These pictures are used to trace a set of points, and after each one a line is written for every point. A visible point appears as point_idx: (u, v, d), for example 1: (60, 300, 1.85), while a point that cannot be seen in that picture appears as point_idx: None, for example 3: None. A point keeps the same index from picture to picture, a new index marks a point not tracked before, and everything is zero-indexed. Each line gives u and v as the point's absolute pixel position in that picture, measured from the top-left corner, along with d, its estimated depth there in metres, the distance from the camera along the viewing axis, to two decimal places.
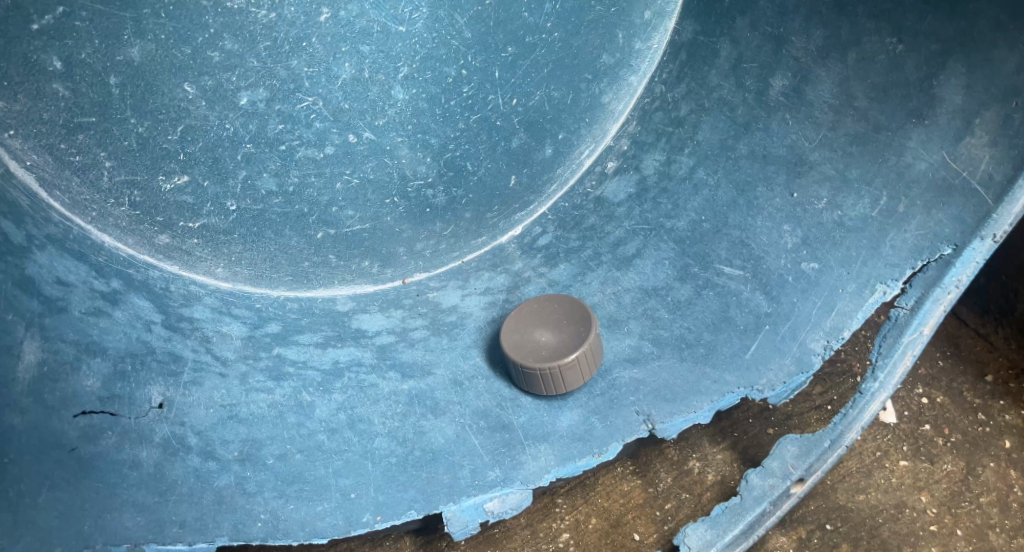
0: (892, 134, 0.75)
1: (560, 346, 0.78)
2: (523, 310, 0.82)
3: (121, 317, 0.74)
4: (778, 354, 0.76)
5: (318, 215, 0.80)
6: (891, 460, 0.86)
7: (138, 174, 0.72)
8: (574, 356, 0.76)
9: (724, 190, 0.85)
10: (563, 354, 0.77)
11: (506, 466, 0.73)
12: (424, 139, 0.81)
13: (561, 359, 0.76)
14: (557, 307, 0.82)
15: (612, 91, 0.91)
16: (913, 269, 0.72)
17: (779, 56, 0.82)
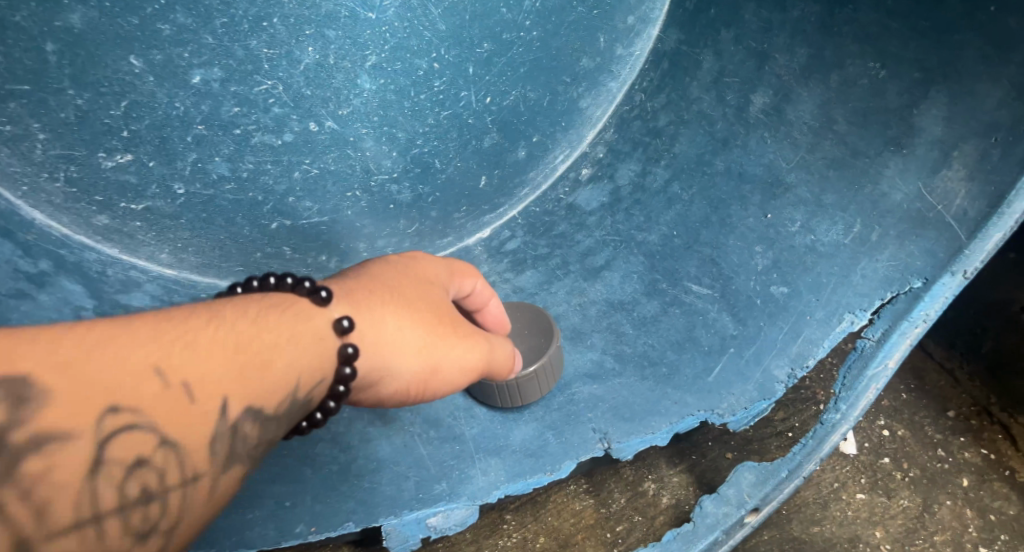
0: (870, 161, 0.72)
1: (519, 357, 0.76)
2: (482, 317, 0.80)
3: (48, 300, 0.69)
4: (740, 380, 0.74)
5: (274, 204, 0.76)
6: (848, 492, 0.84)
7: (76, 149, 0.67)
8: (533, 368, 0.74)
9: (698, 206, 0.84)
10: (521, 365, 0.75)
11: (453, 480, 0.72)
12: (390, 132, 0.77)
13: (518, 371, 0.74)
14: (517, 314, 0.80)
15: (591, 96, 0.88)
16: (881, 300, 0.69)
17: (761, 73, 0.80)
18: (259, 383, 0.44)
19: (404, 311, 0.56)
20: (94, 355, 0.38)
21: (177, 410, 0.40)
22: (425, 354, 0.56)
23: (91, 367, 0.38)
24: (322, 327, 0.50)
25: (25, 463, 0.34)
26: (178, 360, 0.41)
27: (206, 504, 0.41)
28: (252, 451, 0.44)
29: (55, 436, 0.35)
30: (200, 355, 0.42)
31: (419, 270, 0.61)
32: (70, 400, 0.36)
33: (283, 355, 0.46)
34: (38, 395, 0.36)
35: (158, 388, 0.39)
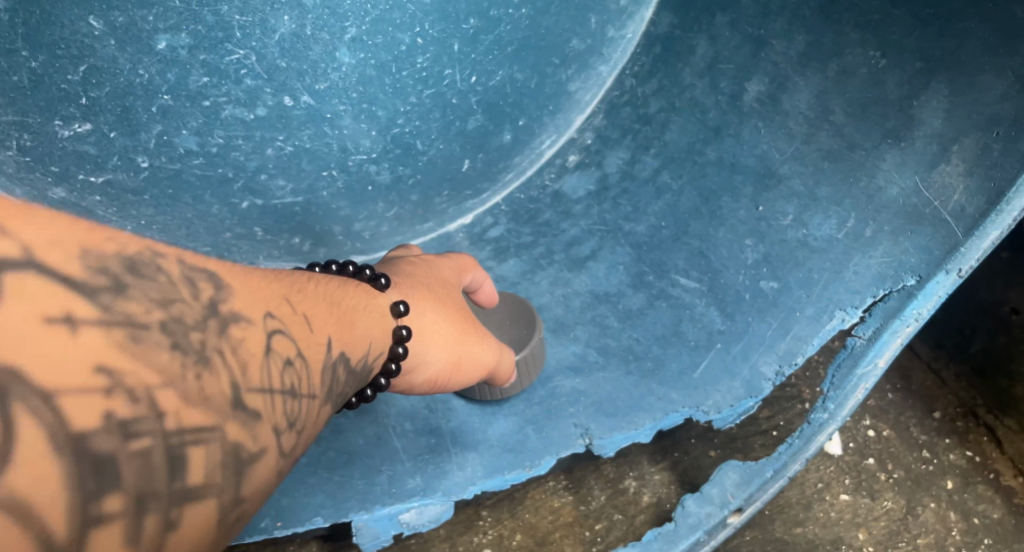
0: (866, 154, 0.70)
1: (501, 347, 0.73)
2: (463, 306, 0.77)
3: None
4: (727, 377, 0.72)
5: (245, 181, 0.72)
6: (832, 492, 0.82)
7: (29, 116, 0.62)
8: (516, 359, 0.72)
9: (688, 196, 0.81)
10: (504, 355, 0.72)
11: (428, 475, 0.69)
12: (370, 110, 0.74)
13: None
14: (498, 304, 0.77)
15: (580, 80, 0.86)
16: (874, 298, 0.67)
17: (757, 60, 0.77)
18: (351, 332, 0.44)
19: (438, 307, 0.59)
20: (242, 270, 0.35)
21: (308, 329, 0.37)
22: (454, 349, 0.58)
23: (246, 276, 0.35)
24: (382, 305, 0.51)
25: (230, 329, 0.31)
26: (294, 295, 0.39)
27: (316, 424, 0.37)
28: (338, 394, 0.41)
29: (244, 317, 0.32)
30: (305, 299, 0.40)
31: (441, 270, 0.63)
32: (244, 292, 0.33)
33: (358, 317, 0.46)
34: (225, 282, 0.32)
35: (293, 310, 0.37)
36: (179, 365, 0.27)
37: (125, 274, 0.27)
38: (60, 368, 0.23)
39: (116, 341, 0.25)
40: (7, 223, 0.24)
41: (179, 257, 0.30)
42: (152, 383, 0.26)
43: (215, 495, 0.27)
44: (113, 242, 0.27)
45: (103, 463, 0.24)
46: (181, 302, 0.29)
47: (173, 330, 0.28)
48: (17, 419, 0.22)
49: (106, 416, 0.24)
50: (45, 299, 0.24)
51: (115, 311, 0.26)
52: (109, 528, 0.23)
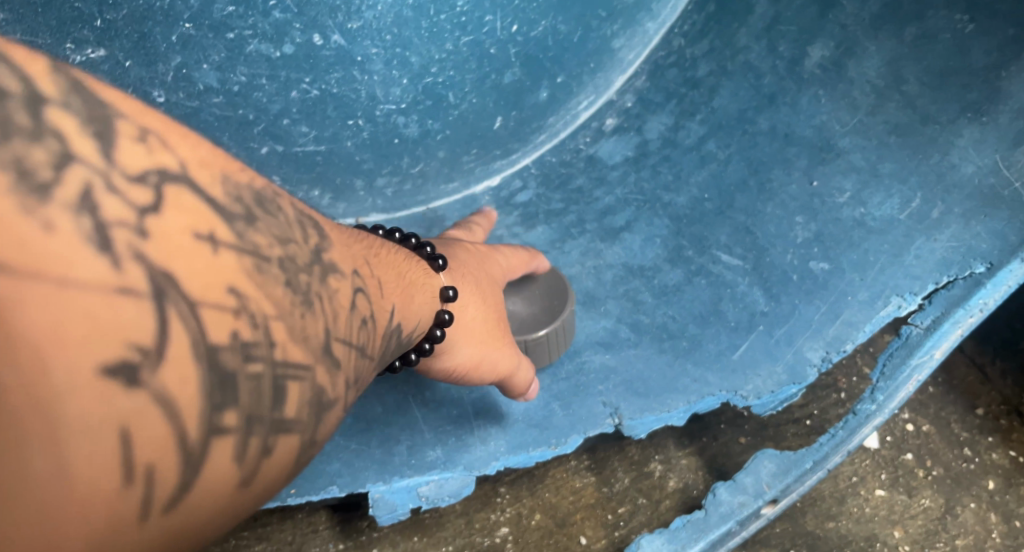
0: (941, 128, 0.65)
1: (529, 318, 0.69)
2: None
3: None
4: (769, 360, 0.67)
5: (265, 125, 0.67)
6: (867, 487, 0.78)
7: (39, 36, 0.57)
8: (546, 334, 0.67)
9: (735, 167, 0.76)
10: (532, 327, 0.68)
11: (450, 448, 0.66)
12: (402, 55, 0.68)
13: (528, 334, 0.67)
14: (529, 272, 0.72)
15: (626, 37, 0.81)
16: (936, 284, 0.62)
17: (823, 22, 0.72)
18: (409, 305, 0.43)
19: (475, 302, 0.57)
20: (335, 229, 0.36)
21: (383, 293, 0.38)
22: (476, 349, 0.57)
23: (337, 234, 0.35)
24: (433, 286, 0.50)
25: (329, 279, 0.31)
26: (373, 259, 0.39)
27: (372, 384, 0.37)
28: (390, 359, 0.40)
29: (340, 270, 0.33)
30: (382, 266, 0.40)
31: (488, 269, 0.62)
32: (339, 248, 0.34)
33: (416, 292, 0.46)
34: (326, 235, 0.33)
35: (371, 272, 0.37)
36: (291, 301, 0.28)
37: (256, 208, 0.29)
38: (207, 280, 0.25)
39: (246, 267, 0.27)
40: (171, 142, 0.27)
41: (293, 203, 0.32)
42: (271, 311, 0.27)
43: (301, 429, 0.28)
44: (248, 178, 0.30)
45: (225, 378, 0.25)
46: (295, 244, 0.30)
47: (288, 267, 0.29)
48: (171, 321, 0.24)
49: (234, 335, 0.25)
50: (195, 217, 0.26)
51: (246, 239, 0.27)
52: (223, 438, 0.25)
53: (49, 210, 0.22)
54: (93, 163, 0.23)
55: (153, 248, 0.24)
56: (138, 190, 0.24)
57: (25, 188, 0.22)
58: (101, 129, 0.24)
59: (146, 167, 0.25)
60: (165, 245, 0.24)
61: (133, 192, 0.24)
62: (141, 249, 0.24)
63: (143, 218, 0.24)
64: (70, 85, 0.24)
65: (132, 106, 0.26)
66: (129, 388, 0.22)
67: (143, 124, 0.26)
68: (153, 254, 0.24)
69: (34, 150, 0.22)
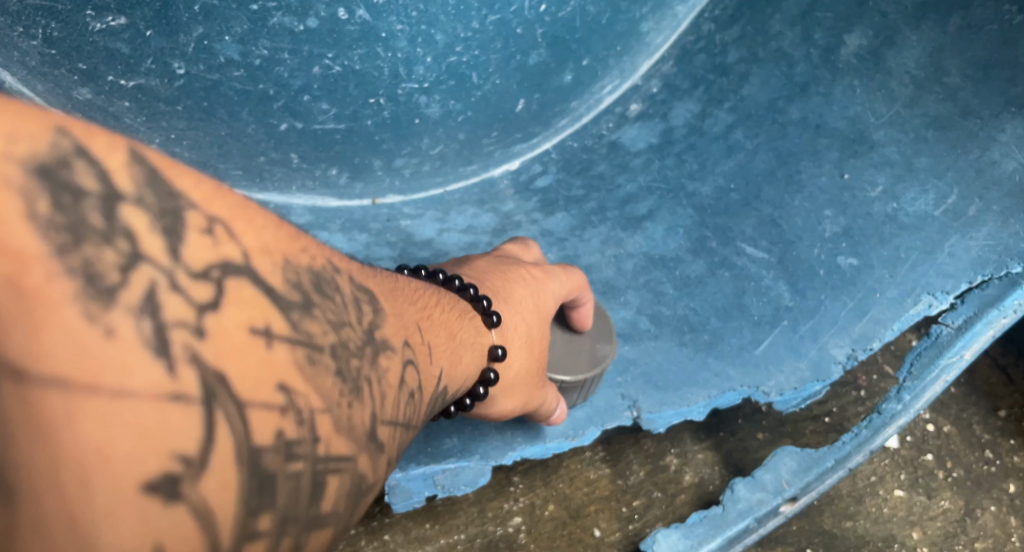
0: (982, 123, 0.63)
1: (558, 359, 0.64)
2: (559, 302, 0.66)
3: None
4: (793, 356, 0.66)
5: (286, 101, 0.66)
6: (886, 487, 0.77)
7: (59, 3, 0.56)
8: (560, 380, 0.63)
9: (763, 157, 0.74)
10: (557, 367, 0.63)
11: (466, 436, 0.65)
12: (428, 32, 0.66)
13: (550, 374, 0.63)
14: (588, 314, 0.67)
15: (654, 21, 0.79)
16: (969, 284, 0.62)
17: (862, 9, 0.70)
18: (455, 366, 0.42)
19: (521, 357, 0.54)
20: (390, 295, 0.35)
21: (429, 359, 0.37)
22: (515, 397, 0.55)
23: (392, 302, 0.34)
24: (482, 344, 0.48)
25: (380, 359, 0.31)
26: (423, 322, 0.38)
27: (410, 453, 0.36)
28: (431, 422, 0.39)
29: (390, 346, 0.32)
30: (429, 327, 0.39)
31: (545, 305, 0.57)
32: (392, 321, 0.33)
33: (463, 347, 0.45)
34: (380, 308, 0.32)
35: (421, 338, 0.36)
36: (337, 390, 0.27)
37: (313, 295, 0.28)
38: (258, 379, 0.24)
39: (297, 360, 0.26)
40: (236, 230, 0.26)
41: (351, 278, 0.31)
42: (317, 405, 0.26)
43: (335, 522, 0.27)
44: (306, 258, 0.29)
45: (266, 478, 0.24)
46: (349, 327, 0.29)
47: (339, 355, 0.28)
48: (218, 425, 0.23)
49: (278, 434, 0.24)
50: (252, 310, 0.25)
51: (301, 330, 0.26)
52: (257, 542, 0.24)
53: (112, 315, 0.21)
54: (161, 262, 0.22)
55: (207, 349, 0.23)
56: (199, 287, 0.23)
57: (90, 292, 0.21)
58: (171, 224, 0.23)
59: (209, 262, 0.24)
60: (219, 345, 0.23)
61: (194, 289, 0.23)
62: (196, 350, 0.23)
63: (202, 316, 0.23)
64: (146, 174, 0.23)
65: (203, 190, 0.26)
66: (172, 500, 0.21)
67: (211, 212, 0.25)
68: (209, 355, 0.23)
69: (103, 251, 0.21)
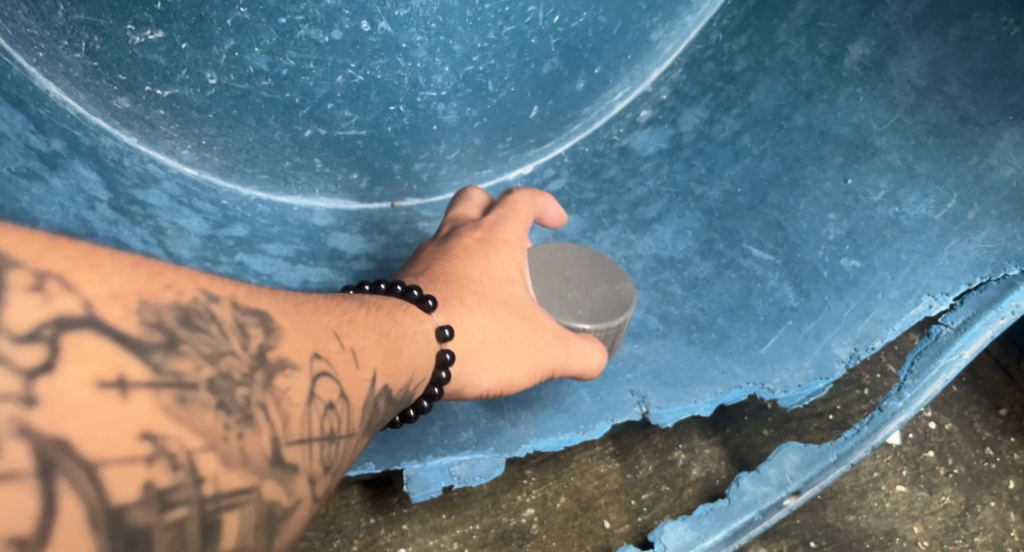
0: (980, 131, 0.65)
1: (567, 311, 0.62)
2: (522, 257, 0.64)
3: (60, 186, 0.64)
4: (797, 355, 0.69)
5: (310, 109, 0.69)
6: (888, 483, 0.79)
7: (102, 17, 0.59)
8: (580, 329, 0.61)
9: (769, 162, 0.76)
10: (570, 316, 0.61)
11: (481, 429, 0.68)
12: (446, 42, 0.69)
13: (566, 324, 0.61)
14: (556, 261, 0.65)
15: (664, 30, 0.81)
16: (968, 285, 0.64)
17: (865, 20, 0.72)
18: (396, 363, 0.41)
19: (479, 326, 0.53)
20: (299, 311, 0.35)
21: (355, 364, 0.37)
22: (513, 354, 0.55)
23: (299, 318, 0.35)
24: (428, 328, 0.48)
25: (275, 380, 0.31)
26: (345, 331, 0.38)
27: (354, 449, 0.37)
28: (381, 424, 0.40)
29: (288, 364, 0.32)
30: (361, 334, 0.39)
31: (495, 259, 0.59)
32: (291, 340, 0.33)
33: (405, 348, 0.44)
34: (276, 327, 0.33)
35: (338, 347, 0.36)
36: (220, 424, 0.28)
37: (177, 332, 0.28)
38: (112, 436, 0.25)
39: (161, 403, 0.27)
40: (76, 281, 0.26)
41: (234, 303, 0.31)
42: (194, 445, 0.27)
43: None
44: (171, 294, 0.29)
45: (135, 534, 0.25)
46: (230, 355, 0.30)
47: (218, 388, 0.29)
48: (65, 493, 0.24)
49: (146, 484, 0.25)
50: (101, 364, 0.26)
51: (164, 372, 0.27)
52: None
53: None
54: None
55: (42, 415, 0.24)
56: (27, 351, 0.24)
57: None
58: None
59: (41, 321, 0.25)
60: (60, 408, 0.24)
61: (23, 356, 0.24)
62: (29, 421, 0.24)
63: (32, 384, 0.24)
64: None
65: (34, 246, 0.26)
66: None
67: (46, 268, 0.26)
68: (42, 423, 0.24)
69: None
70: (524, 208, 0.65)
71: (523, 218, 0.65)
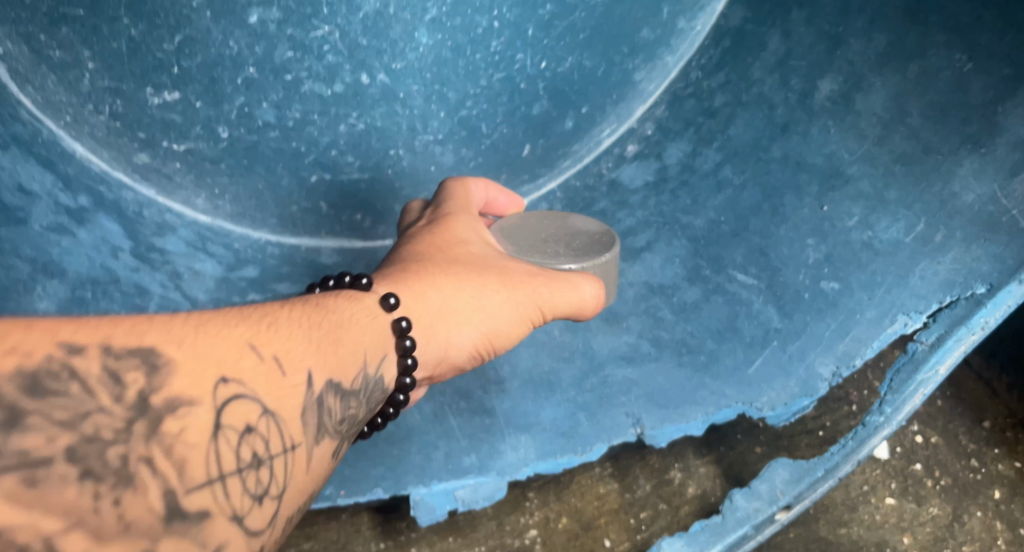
0: (942, 159, 0.68)
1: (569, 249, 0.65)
2: (496, 227, 0.67)
3: (86, 238, 0.70)
4: (783, 375, 0.72)
5: (315, 156, 0.73)
6: (877, 495, 0.82)
7: (124, 82, 0.65)
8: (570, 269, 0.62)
9: (750, 192, 0.81)
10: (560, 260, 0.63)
11: (483, 454, 0.72)
12: (441, 91, 0.74)
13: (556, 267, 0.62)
14: (530, 219, 0.68)
15: (646, 70, 0.86)
16: (939, 304, 0.67)
17: (832, 58, 0.77)
18: (334, 356, 0.44)
19: (433, 286, 0.55)
20: (199, 332, 0.37)
21: (274, 373, 0.39)
22: (483, 303, 0.56)
23: (197, 342, 0.37)
24: (370, 307, 0.50)
25: (164, 422, 0.33)
26: (262, 337, 0.40)
27: (317, 462, 0.41)
28: (343, 424, 0.44)
29: (181, 400, 0.34)
30: (281, 333, 0.42)
31: (437, 234, 0.61)
32: (184, 369, 0.35)
33: (344, 338, 0.45)
34: (164, 360, 0.35)
35: (253, 360, 0.39)
36: (88, 496, 0.30)
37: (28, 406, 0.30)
38: None
39: (12, 487, 0.28)
40: None
41: (107, 349, 0.33)
42: (53, 525, 0.28)
43: None
44: (16, 361, 0.31)
45: None
46: (100, 413, 0.32)
47: (83, 456, 0.30)
48: None
49: None
50: None
51: (9, 452, 0.29)
52: None
53: None
54: None
55: None
56: None
57: None
58: None
59: None
60: None
61: None
62: None
63: None
64: None
65: None
66: None
67: None
68: None
69: None
70: (460, 188, 0.67)
71: (461, 196, 0.66)
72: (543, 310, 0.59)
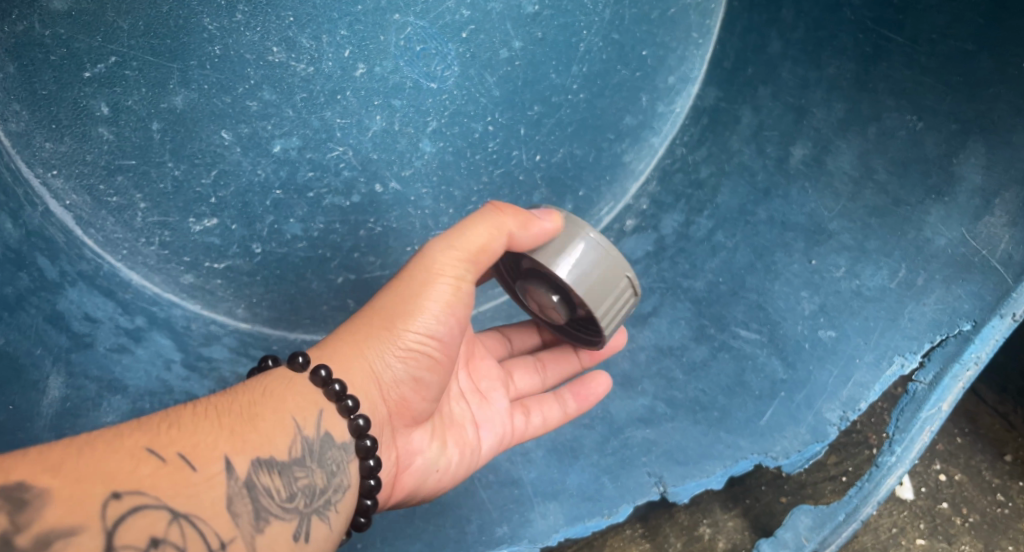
0: (912, 209, 0.75)
1: None
2: None
3: (143, 354, 0.77)
4: (793, 423, 0.76)
5: (340, 260, 0.82)
6: (907, 537, 0.86)
7: (171, 216, 0.77)
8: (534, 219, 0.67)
9: (742, 253, 0.85)
10: None
11: (514, 523, 0.76)
12: (448, 191, 0.83)
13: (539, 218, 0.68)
14: None
15: (634, 152, 0.92)
16: (931, 343, 0.72)
17: (800, 126, 0.84)
18: (249, 442, 0.52)
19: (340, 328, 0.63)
20: (84, 453, 0.47)
21: (173, 477, 0.48)
22: (389, 300, 0.63)
23: (78, 466, 0.46)
24: (283, 372, 0.59)
25: None
26: (163, 439, 0.50)
27: (267, 541, 0.50)
28: (295, 497, 0.53)
29: (60, 532, 0.43)
30: (183, 433, 0.51)
31: None
32: (60, 497, 0.44)
33: (264, 414, 0.55)
34: (41, 497, 0.44)
35: (147, 471, 0.48)
36: None
37: None
38: None
39: None
40: None
41: None
42: None
43: None
44: None
45: None
46: None
47: None
48: None
49: None
50: None
51: None
52: None
53: None
54: None
55: None
56: None
57: None
58: None
59: None
60: None
61: None
62: None
63: None
64: None
65: None
66: None
67: None
68: None
69: None
70: None
71: None
72: (453, 255, 0.62)
